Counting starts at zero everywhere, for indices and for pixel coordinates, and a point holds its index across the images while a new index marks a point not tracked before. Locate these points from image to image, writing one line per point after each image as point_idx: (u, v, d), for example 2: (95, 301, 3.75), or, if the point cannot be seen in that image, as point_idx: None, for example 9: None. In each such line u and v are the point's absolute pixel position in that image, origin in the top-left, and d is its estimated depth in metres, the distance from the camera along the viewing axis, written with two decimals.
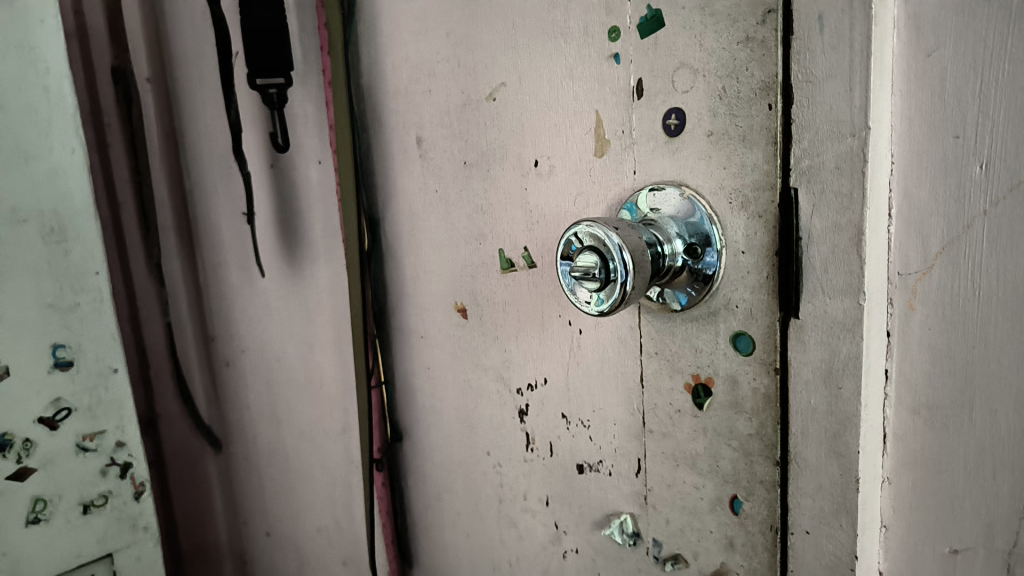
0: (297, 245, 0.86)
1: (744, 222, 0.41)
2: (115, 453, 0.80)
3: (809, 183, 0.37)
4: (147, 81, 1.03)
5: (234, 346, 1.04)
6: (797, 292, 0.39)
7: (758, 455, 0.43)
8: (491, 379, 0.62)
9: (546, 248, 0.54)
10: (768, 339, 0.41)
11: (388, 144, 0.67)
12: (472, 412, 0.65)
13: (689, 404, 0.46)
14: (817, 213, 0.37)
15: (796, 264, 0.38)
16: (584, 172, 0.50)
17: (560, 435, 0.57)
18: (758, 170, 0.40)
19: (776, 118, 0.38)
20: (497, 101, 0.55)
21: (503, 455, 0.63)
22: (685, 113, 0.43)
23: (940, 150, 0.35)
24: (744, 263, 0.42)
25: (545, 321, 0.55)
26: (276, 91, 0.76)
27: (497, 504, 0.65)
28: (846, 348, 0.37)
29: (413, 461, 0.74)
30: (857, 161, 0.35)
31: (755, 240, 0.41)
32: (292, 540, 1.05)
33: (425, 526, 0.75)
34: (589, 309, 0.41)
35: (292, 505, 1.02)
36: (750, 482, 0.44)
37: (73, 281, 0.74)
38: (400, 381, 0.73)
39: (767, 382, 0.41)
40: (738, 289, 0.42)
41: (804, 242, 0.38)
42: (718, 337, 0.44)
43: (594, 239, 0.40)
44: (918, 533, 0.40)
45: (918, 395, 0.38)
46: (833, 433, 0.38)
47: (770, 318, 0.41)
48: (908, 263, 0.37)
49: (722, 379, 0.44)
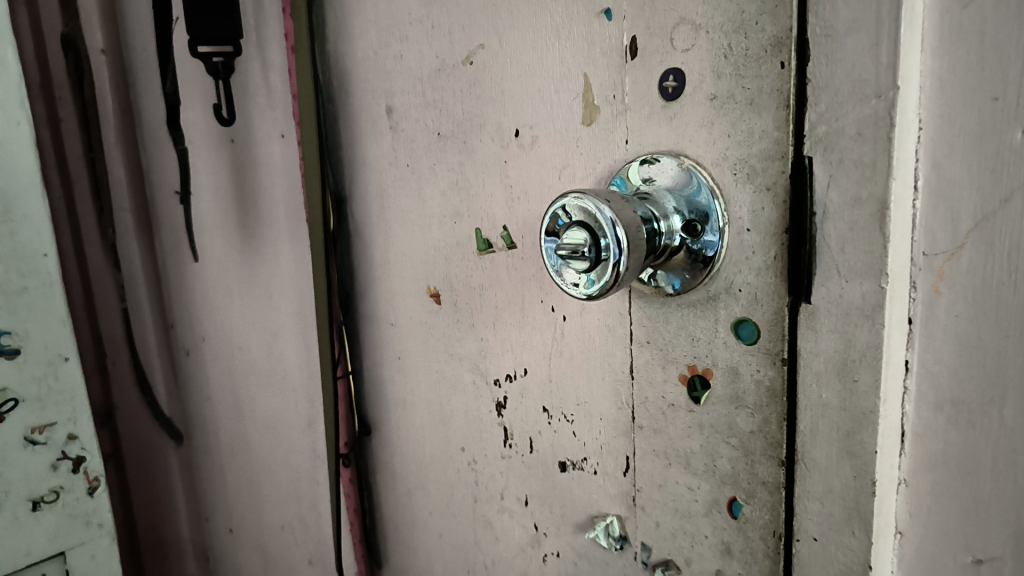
0: (257, 226, 0.80)
1: (750, 195, 0.37)
2: (66, 447, 0.75)
3: (825, 151, 0.33)
4: (101, 52, 0.97)
5: (194, 333, 0.98)
6: (809, 274, 0.35)
7: (760, 455, 0.39)
8: (467, 370, 0.57)
9: (527, 227, 0.49)
10: (774, 326, 0.37)
11: (355, 114, 0.61)
12: (446, 404, 0.60)
13: (684, 397, 0.42)
14: (835, 184, 0.33)
15: (809, 244, 0.35)
16: (571, 143, 0.45)
17: (541, 430, 0.52)
18: (768, 136, 0.36)
19: (789, 78, 0.34)
20: (474, 66, 0.50)
21: (479, 452, 0.58)
22: (685, 74, 0.38)
23: (977, 114, 0.32)
24: (749, 241, 0.38)
25: (525, 306, 0.51)
26: (221, 60, 0.70)
27: (473, 503, 0.60)
28: (863, 337, 0.33)
29: (382, 456, 0.69)
30: (883, 126, 0.31)
31: (762, 216, 0.37)
32: (254, 537, 0.99)
33: (394, 525, 0.70)
34: (576, 293, 0.37)
35: (255, 500, 0.96)
36: (750, 483, 0.40)
37: (22, 265, 0.70)
38: (368, 371, 0.68)
39: (773, 374, 0.38)
40: (741, 271, 0.38)
41: (819, 218, 0.34)
42: (718, 325, 0.39)
43: (584, 214, 0.35)
44: (936, 542, 0.36)
45: (942, 389, 0.35)
46: (846, 431, 0.35)
47: (778, 303, 0.37)
48: (934, 243, 0.34)
49: (721, 370, 0.40)
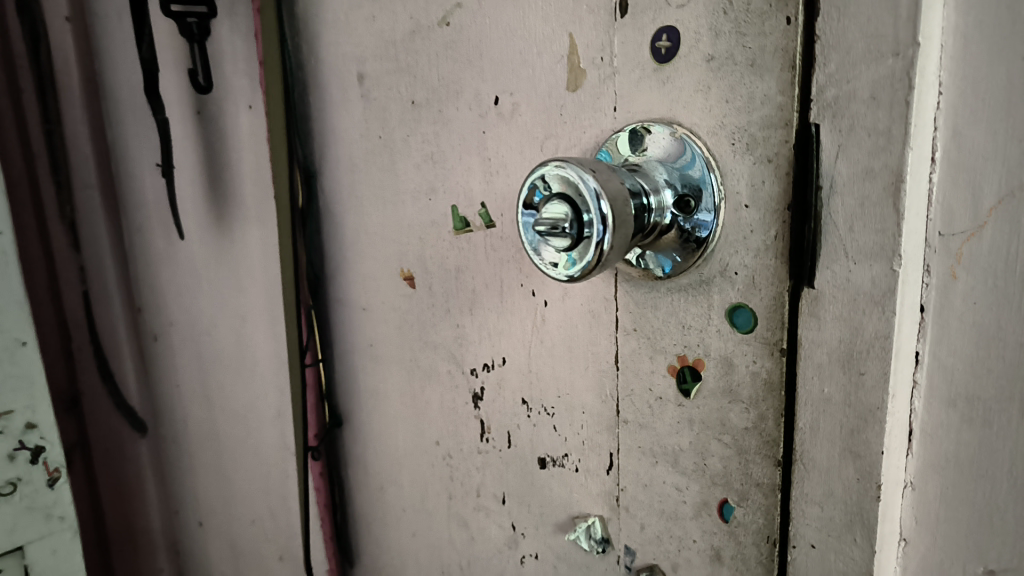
0: (227, 204, 0.75)
1: (749, 168, 0.34)
2: (24, 436, 0.71)
3: (834, 118, 0.30)
4: (66, 20, 0.92)
5: (162, 317, 0.94)
6: (813, 255, 0.32)
7: (754, 453, 0.36)
8: (442, 358, 0.53)
9: (506, 204, 0.45)
10: (773, 313, 0.34)
11: (325, 83, 0.57)
12: (420, 395, 0.56)
13: (673, 390, 0.39)
14: (844, 155, 0.30)
15: (814, 222, 0.31)
16: (554, 111, 0.41)
17: (519, 423, 0.49)
18: (771, 101, 0.32)
19: (795, 35, 0.31)
20: (450, 27, 0.46)
21: (454, 446, 0.55)
22: (679, 33, 0.35)
23: (1004, 76, 0.28)
24: (746, 219, 0.34)
25: (503, 289, 0.47)
26: (195, 21, 0.68)
27: (447, 500, 0.57)
28: (871, 326, 0.30)
29: (352, 448, 0.66)
30: (900, 88, 0.28)
31: (762, 192, 0.33)
32: (224, 531, 0.95)
33: (366, 521, 0.67)
34: (556, 274, 0.33)
35: (225, 492, 0.92)
36: (743, 484, 0.37)
37: None
38: (339, 358, 0.64)
39: (770, 367, 0.34)
40: (737, 252, 0.35)
41: (825, 193, 0.31)
42: (711, 311, 0.36)
43: (565, 185, 0.32)
44: (945, 551, 0.33)
45: (957, 385, 0.31)
46: (851, 429, 0.32)
47: (778, 288, 0.33)
48: (952, 221, 0.30)
49: (714, 361, 0.36)
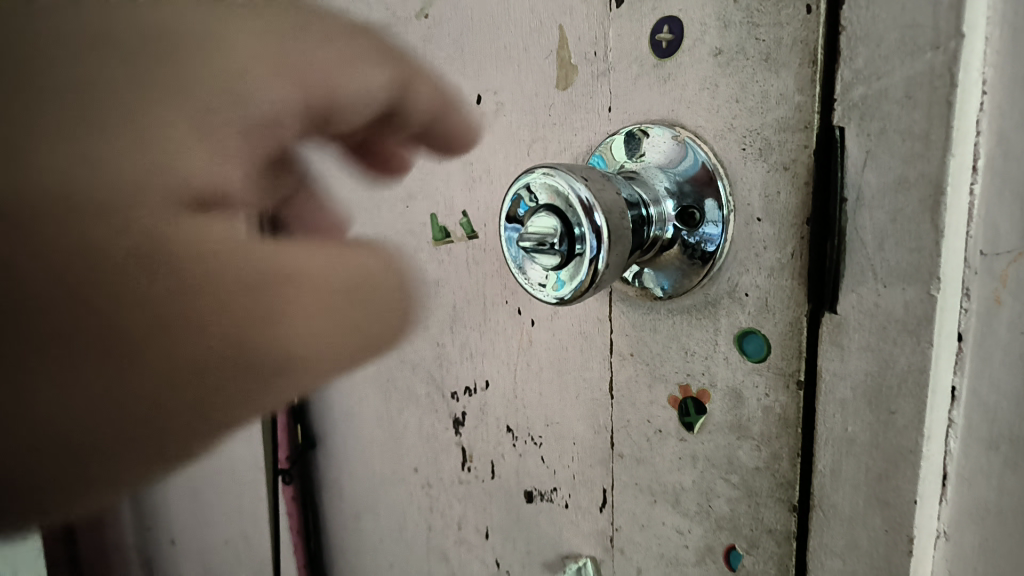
0: None
1: (762, 176, 0.30)
2: None
3: (862, 120, 0.26)
4: None
5: None
6: (836, 277, 0.28)
7: (766, 497, 0.32)
8: (421, 380, 0.49)
9: (489, 213, 0.41)
10: (788, 340, 0.30)
11: (296, 80, 0.53)
12: (398, 418, 0.52)
13: (674, 423, 0.35)
14: (873, 163, 0.26)
15: (838, 238, 0.27)
16: (542, 111, 0.37)
17: (504, 453, 0.45)
18: (789, 101, 0.28)
19: (816, 26, 0.27)
20: (430, 20, 0.43)
21: (434, 474, 0.51)
22: (682, 24, 0.31)
23: None
24: (759, 234, 0.30)
25: (486, 307, 0.43)
26: None
27: (428, 531, 0.53)
28: (904, 359, 0.26)
29: (327, 472, 0.61)
30: (941, 87, 0.24)
31: (778, 204, 0.29)
32: (197, 552, 0.90)
33: (342, 549, 0.62)
34: (544, 296, 0.29)
35: (197, 512, 0.87)
36: (753, 530, 0.33)
37: None
38: (312, 375, 0.59)
39: (785, 401, 0.30)
40: (748, 270, 0.31)
41: (850, 206, 0.27)
42: (718, 336, 0.32)
43: (553, 195, 0.28)
44: None
45: (999, 425, 0.27)
46: (878, 474, 0.28)
47: (795, 312, 0.29)
48: (997, 240, 0.26)
49: (721, 393, 0.32)
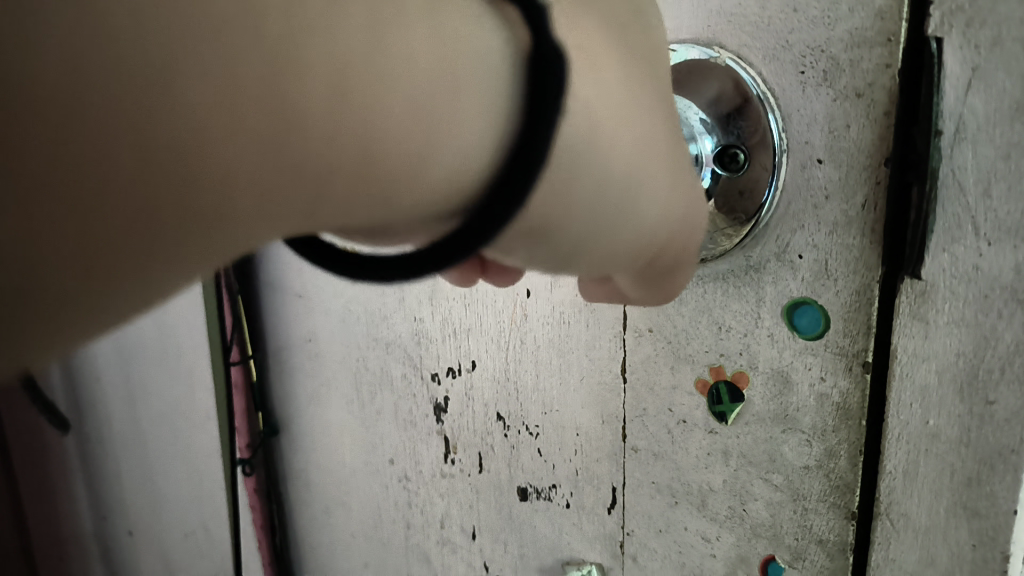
0: None
1: (825, 106, 0.24)
2: None
3: (968, 28, 0.20)
4: None
5: None
6: (922, 233, 0.22)
7: (815, 501, 0.26)
8: (396, 361, 0.43)
9: None
10: (853, 314, 0.24)
11: None
12: (371, 403, 0.46)
13: (702, 413, 0.29)
14: (978, 86, 0.20)
15: (926, 183, 0.21)
16: None
17: (494, 444, 0.39)
18: (866, 6, 0.22)
19: None
20: None
21: (413, 465, 0.45)
22: None
23: None
24: (819, 181, 0.24)
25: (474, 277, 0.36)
26: None
27: (407, 527, 0.47)
28: (1011, 335, 0.21)
29: (293, 460, 0.55)
30: None
31: (845, 142, 0.23)
32: (156, 544, 0.83)
33: (313, 545, 0.56)
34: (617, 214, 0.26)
35: (154, 501, 0.80)
36: (799, 540, 0.27)
37: None
38: (273, 356, 0.52)
39: (848, 388, 0.25)
40: (803, 227, 0.25)
41: (946, 140, 0.21)
42: (762, 310, 0.26)
43: None
44: None
45: None
46: (966, 478, 0.22)
47: (863, 278, 0.24)
48: None
49: (763, 377, 0.27)
